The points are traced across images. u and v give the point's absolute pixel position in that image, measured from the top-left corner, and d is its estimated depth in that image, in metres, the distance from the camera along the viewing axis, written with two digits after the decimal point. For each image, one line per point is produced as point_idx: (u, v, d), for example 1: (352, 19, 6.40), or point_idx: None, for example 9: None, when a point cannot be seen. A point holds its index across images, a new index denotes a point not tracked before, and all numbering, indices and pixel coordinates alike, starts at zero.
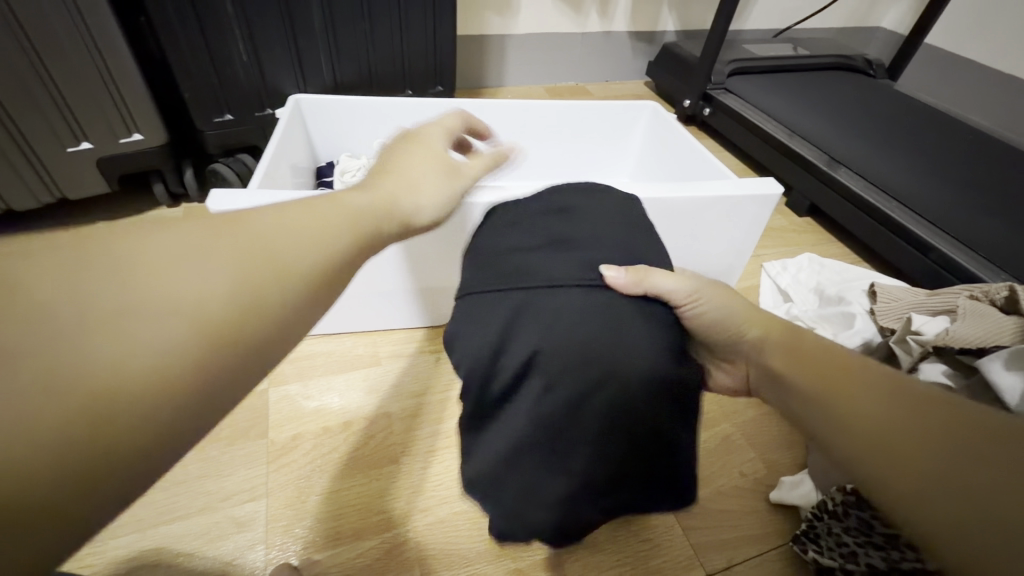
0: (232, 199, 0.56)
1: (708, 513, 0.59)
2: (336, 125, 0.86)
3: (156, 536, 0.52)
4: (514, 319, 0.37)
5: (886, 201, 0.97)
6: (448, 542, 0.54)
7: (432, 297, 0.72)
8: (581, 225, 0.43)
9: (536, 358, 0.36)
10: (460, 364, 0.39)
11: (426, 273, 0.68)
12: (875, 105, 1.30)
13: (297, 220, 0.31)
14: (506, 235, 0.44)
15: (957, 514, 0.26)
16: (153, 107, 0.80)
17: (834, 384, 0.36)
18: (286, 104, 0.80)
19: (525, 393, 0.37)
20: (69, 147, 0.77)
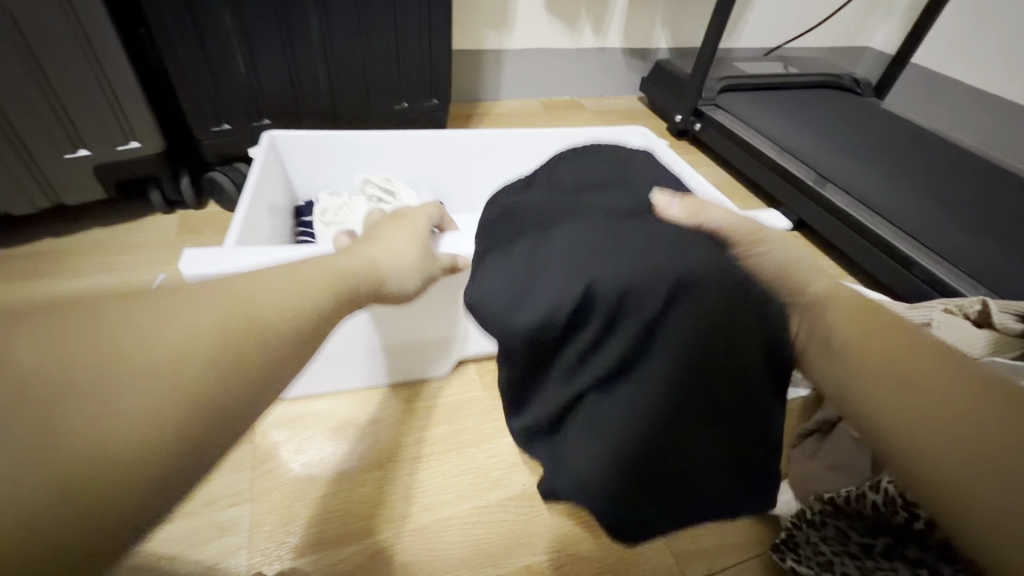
0: (203, 260, 0.54)
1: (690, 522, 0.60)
2: (313, 162, 0.88)
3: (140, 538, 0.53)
4: (553, 262, 0.37)
5: (871, 217, 0.99)
6: (431, 548, 0.55)
7: (424, 350, 0.68)
8: (588, 171, 0.44)
9: (588, 291, 0.34)
10: (512, 322, 0.38)
11: (412, 330, 0.64)
12: (862, 123, 1.33)
13: (283, 288, 0.32)
14: (522, 195, 0.45)
15: (978, 468, 0.25)
16: (151, 116, 0.81)
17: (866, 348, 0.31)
18: (262, 142, 0.81)
19: (585, 333, 0.36)
20: (67, 154, 0.78)
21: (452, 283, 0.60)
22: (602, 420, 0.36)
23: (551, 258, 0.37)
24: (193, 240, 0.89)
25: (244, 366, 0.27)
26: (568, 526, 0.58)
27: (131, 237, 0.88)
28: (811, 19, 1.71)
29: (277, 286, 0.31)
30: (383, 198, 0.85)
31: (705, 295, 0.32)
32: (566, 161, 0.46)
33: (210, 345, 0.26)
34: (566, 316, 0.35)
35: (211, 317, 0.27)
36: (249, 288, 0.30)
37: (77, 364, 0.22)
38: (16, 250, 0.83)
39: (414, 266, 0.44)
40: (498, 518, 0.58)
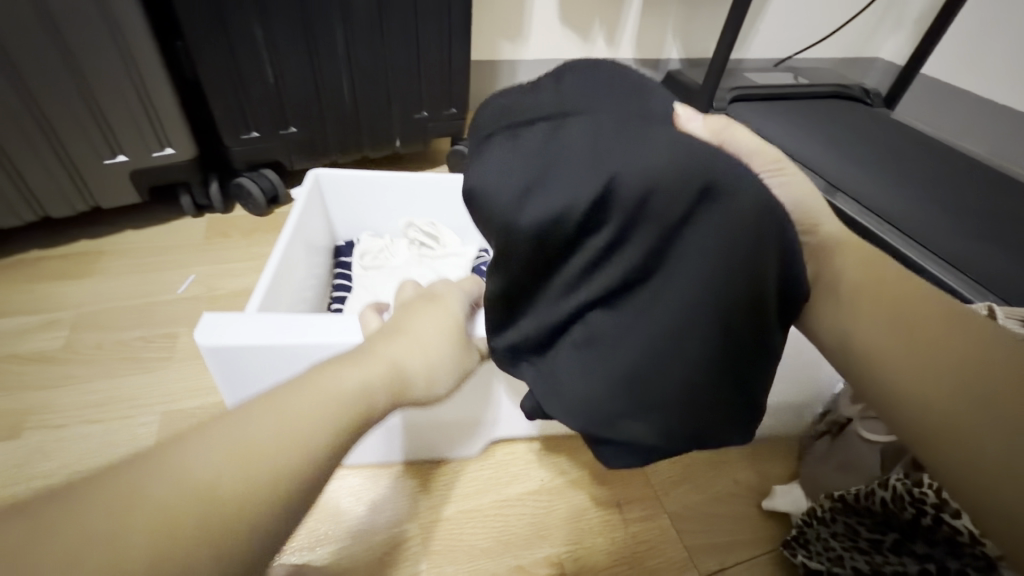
0: (224, 332, 0.51)
1: (704, 518, 0.61)
2: (354, 202, 0.90)
3: None
4: (567, 159, 0.35)
5: (880, 226, 1.02)
6: (452, 540, 0.57)
7: (455, 431, 0.62)
8: (607, 70, 0.40)
9: (610, 187, 0.34)
10: (518, 216, 0.36)
11: (443, 410, 0.58)
12: (871, 133, 1.35)
13: (293, 418, 0.30)
14: (522, 90, 0.41)
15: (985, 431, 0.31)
16: (185, 124, 0.85)
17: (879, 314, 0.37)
18: (305, 180, 0.83)
19: (600, 234, 0.36)
20: (106, 160, 0.82)
21: (486, 365, 0.54)
22: (602, 337, 0.38)
23: (569, 151, 0.35)
24: (220, 242, 0.92)
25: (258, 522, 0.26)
26: (585, 521, 0.60)
27: (161, 240, 0.91)
28: (821, 29, 1.73)
29: (277, 419, 0.29)
30: (426, 243, 0.88)
31: (734, 209, 0.32)
32: (576, 63, 0.41)
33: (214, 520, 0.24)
34: (581, 211, 0.35)
35: (212, 490, 0.25)
36: (260, 427, 0.28)
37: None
38: (54, 251, 0.87)
39: (448, 367, 0.43)
40: (516, 512, 0.60)
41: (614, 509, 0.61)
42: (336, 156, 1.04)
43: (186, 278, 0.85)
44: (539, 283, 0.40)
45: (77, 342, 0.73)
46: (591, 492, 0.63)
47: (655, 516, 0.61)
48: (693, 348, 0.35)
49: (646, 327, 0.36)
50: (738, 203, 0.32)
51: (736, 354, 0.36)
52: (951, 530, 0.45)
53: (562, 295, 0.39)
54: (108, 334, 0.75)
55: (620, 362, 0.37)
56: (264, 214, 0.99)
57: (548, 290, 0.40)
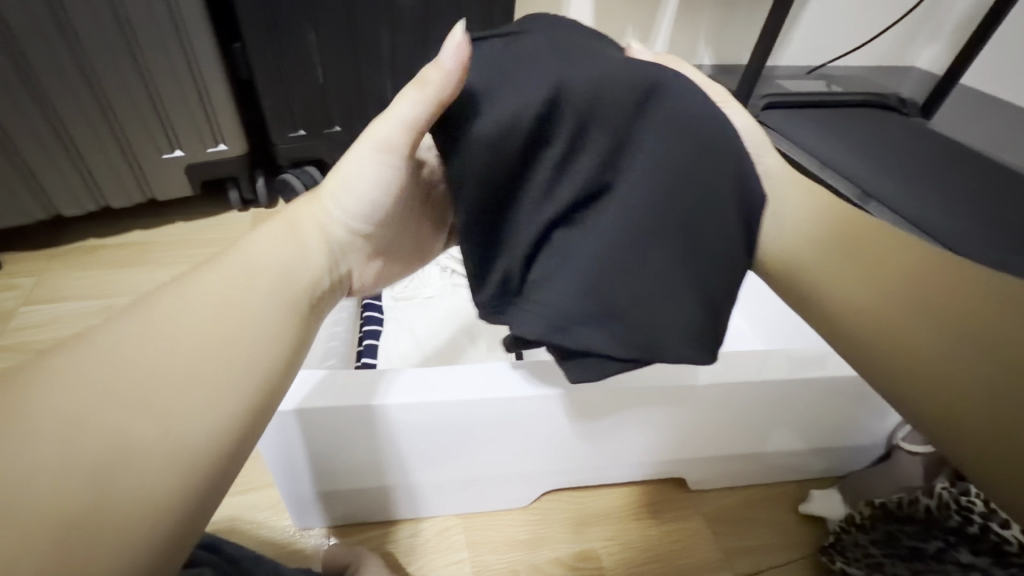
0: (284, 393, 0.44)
1: (738, 520, 0.62)
2: None
3: (229, 504, 0.58)
4: (515, 67, 0.37)
5: (917, 235, 1.01)
6: (491, 531, 0.58)
7: (506, 481, 0.57)
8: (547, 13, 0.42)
9: (560, 93, 0.36)
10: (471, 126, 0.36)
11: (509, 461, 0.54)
12: (908, 142, 1.33)
13: (146, 371, 0.28)
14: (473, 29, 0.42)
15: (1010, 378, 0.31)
16: (237, 122, 0.88)
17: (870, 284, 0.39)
18: None
19: (554, 145, 0.37)
20: (164, 154, 0.86)
21: (569, 412, 0.50)
22: (569, 252, 0.39)
23: (516, 64, 0.37)
24: None
25: (149, 471, 0.26)
26: (621, 519, 0.61)
27: (209, 232, 0.95)
28: (857, 37, 1.71)
29: (113, 376, 0.27)
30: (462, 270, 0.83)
31: (671, 111, 0.37)
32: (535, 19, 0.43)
33: (94, 488, 0.25)
34: (535, 114, 0.36)
35: (75, 463, 0.25)
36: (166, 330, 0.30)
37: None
38: (110, 241, 0.91)
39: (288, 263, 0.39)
40: (552, 506, 0.61)
41: (648, 508, 0.62)
42: None
43: None
44: (503, 206, 0.39)
45: None
46: (627, 490, 0.63)
47: (691, 516, 0.62)
48: (649, 249, 0.38)
49: (610, 236, 0.38)
50: (671, 107, 0.37)
51: (683, 260, 0.39)
52: (998, 538, 0.48)
53: (525, 216, 0.39)
54: None
55: (591, 273, 0.38)
56: None
57: (507, 213, 0.40)
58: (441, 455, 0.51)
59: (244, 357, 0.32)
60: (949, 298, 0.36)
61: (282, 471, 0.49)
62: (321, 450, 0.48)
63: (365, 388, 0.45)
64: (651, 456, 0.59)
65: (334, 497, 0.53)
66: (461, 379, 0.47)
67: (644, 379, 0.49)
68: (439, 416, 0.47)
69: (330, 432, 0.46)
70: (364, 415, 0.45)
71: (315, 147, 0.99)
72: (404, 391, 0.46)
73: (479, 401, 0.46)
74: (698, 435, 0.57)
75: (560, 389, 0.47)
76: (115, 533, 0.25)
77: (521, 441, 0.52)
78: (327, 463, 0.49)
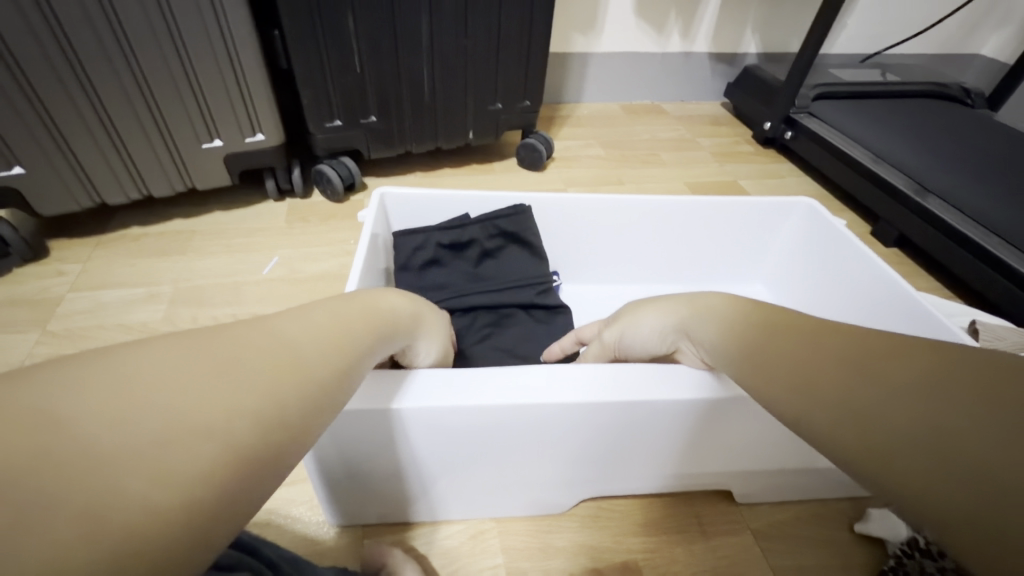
0: None
1: (789, 537, 0.58)
2: (421, 220, 0.77)
3: (268, 498, 0.58)
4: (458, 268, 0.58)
5: (986, 235, 0.93)
6: (528, 535, 0.57)
7: (544, 487, 0.55)
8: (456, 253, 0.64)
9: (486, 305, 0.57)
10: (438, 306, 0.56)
11: (553, 465, 0.52)
12: (973, 136, 1.24)
13: (248, 351, 0.27)
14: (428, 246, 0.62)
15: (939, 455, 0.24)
16: (275, 111, 0.88)
17: (789, 384, 0.32)
18: (371, 201, 0.71)
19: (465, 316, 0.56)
20: (204, 144, 0.86)
21: (617, 423, 0.47)
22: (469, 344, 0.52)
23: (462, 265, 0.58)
24: (301, 227, 0.95)
25: (216, 443, 0.23)
26: (663, 530, 0.58)
27: (248, 222, 0.95)
28: (917, 23, 1.61)
29: (221, 346, 0.26)
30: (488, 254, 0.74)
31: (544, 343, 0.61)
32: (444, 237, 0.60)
33: (174, 436, 0.21)
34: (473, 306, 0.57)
35: (172, 407, 0.22)
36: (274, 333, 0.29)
37: (15, 469, 0.18)
38: (152, 229, 0.92)
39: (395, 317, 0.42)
40: (591, 512, 0.59)
41: (693, 521, 0.59)
42: (411, 147, 1.05)
43: (271, 260, 0.87)
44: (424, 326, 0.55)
45: (174, 315, 0.77)
46: (668, 500, 0.61)
47: (739, 531, 0.59)
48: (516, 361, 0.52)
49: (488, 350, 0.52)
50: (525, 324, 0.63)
51: None
52: None
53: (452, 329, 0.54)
54: (202, 309, 0.78)
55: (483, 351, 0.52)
56: (339, 201, 1.01)
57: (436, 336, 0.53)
58: (472, 460, 0.49)
59: (319, 374, 0.30)
60: (885, 371, 0.28)
61: (319, 471, 0.48)
62: (360, 450, 0.46)
63: (400, 389, 0.44)
64: (696, 467, 0.56)
65: (370, 498, 0.52)
66: (504, 382, 0.45)
67: (691, 391, 0.46)
68: (468, 421, 0.45)
69: (360, 433, 0.45)
70: (407, 416, 0.44)
71: (350, 138, 0.98)
72: (431, 393, 0.44)
73: (525, 407, 0.44)
74: (752, 448, 0.53)
75: (596, 399, 0.45)
76: (160, 489, 0.20)
77: (565, 448, 0.50)
78: (364, 464, 0.48)
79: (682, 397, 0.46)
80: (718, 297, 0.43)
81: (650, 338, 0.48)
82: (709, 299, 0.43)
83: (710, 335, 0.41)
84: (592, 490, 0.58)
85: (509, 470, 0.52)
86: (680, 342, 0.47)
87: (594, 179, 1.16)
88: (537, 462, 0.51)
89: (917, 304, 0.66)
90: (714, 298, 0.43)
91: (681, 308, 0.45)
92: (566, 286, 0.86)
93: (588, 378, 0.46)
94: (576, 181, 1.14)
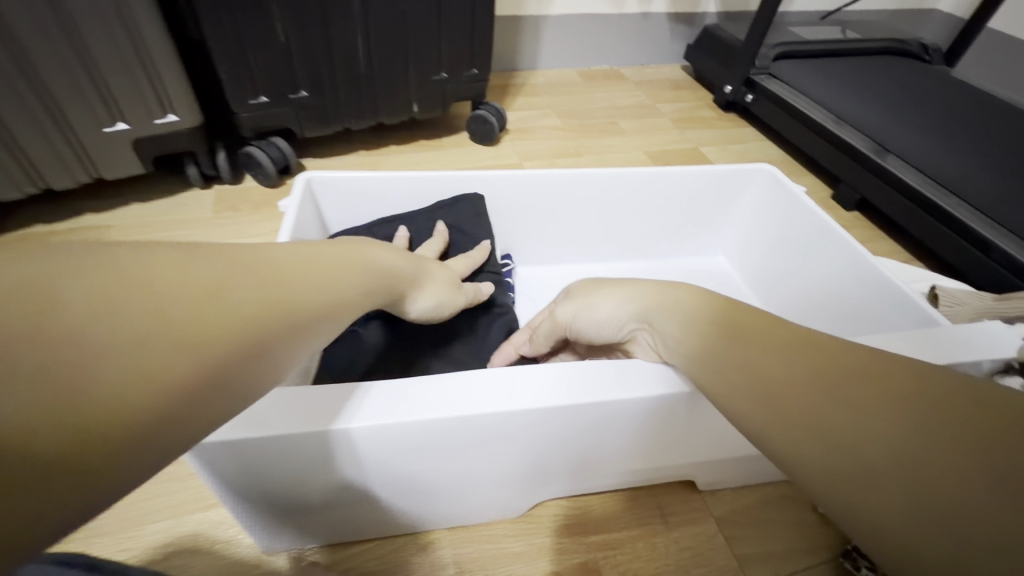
0: (240, 418, 0.37)
1: (754, 522, 0.57)
2: (355, 205, 0.70)
3: (194, 523, 0.53)
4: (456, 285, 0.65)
5: (945, 196, 0.91)
6: (484, 542, 0.53)
7: (501, 492, 0.51)
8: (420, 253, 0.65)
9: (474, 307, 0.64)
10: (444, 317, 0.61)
11: (513, 471, 0.48)
12: (931, 93, 1.22)
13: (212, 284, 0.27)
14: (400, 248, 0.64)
15: (891, 465, 0.25)
16: (187, 89, 0.79)
17: (725, 358, 0.34)
18: (294, 187, 0.64)
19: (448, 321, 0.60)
20: (105, 127, 0.76)
21: (572, 426, 0.43)
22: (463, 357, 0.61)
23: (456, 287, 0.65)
24: (230, 217, 0.87)
25: (154, 377, 0.23)
26: (624, 525, 0.55)
27: (170, 213, 0.86)
28: None
29: (187, 278, 0.26)
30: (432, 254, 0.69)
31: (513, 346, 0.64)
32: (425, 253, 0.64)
33: (117, 364, 0.22)
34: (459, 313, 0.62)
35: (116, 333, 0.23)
36: (247, 270, 0.30)
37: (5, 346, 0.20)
38: (58, 227, 0.82)
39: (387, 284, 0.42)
40: (549, 512, 0.56)
41: (655, 513, 0.56)
42: (350, 124, 0.97)
43: None
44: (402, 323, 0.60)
45: None
46: (629, 493, 0.58)
47: (703, 519, 0.56)
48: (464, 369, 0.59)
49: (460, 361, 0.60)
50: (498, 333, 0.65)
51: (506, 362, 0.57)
52: None
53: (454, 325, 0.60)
54: None
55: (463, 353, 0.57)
56: (274, 185, 0.93)
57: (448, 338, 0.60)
58: (414, 476, 0.45)
59: (281, 320, 0.30)
60: (880, 370, 0.29)
61: (238, 497, 0.43)
62: (286, 474, 0.41)
63: (333, 408, 0.39)
64: (656, 461, 0.53)
65: (300, 521, 0.47)
66: (455, 392, 0.40)
67: (646, 390, 0.42)
68: (411, 437, 0.40)
69: (278, 461, 0.39)
70: (341, 438, 0.39)
71: (280, 117, 0.89)
72: (374, 411, 0.39)
73: (480, 418, 0.40)
74: (712, 439, 0.50)
75: (543, 405, 0.40)
76: (106, 411, 0.22)
77: (525, 452, 0.46)
78: (294, 488, 0.43)
79: (636, 398, 0.42)
80: (679, 292, 0.40)
81: (605, 324, 0.44)
82: (671, 295, 0.40)
83: (665, 331, 0.38)
84: (551, 490, 0.54)
85: (462, 481, 0.47)
86: (638, 329, 0.43)
87: (551, 152, 1.10)
88: (486, 471, 0.47)
89: (882, 275, 0.63)
90: (676, 290, 0.40)
91: (647, 296, 0.41)
92: (521, 269, 0.81)
93: (535, 382, 0.42)
94: (532, 154, 1.08)
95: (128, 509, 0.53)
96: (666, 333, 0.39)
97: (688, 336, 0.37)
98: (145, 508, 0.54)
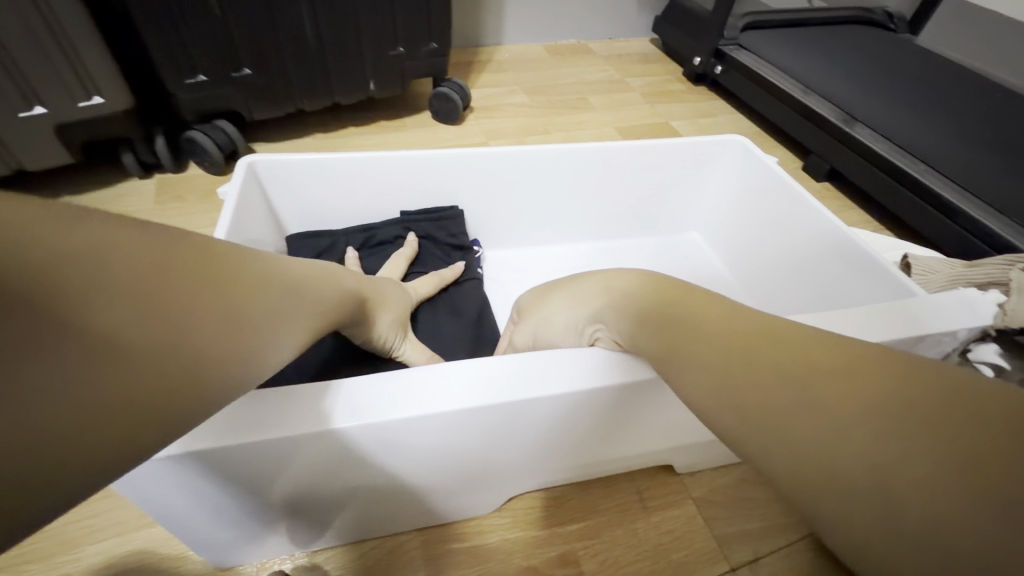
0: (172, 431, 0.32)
1: (733, 502, 0.56)
2: (306, 191, 0.65)
3: (139, 541, 0.48)
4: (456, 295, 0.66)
5: (914, 164, 0.91)
6: (457, 540, 0.51)
7: (468, 489, 0.48)
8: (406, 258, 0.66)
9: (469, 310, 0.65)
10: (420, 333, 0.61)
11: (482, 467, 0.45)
12: (897, 61, 1.22)
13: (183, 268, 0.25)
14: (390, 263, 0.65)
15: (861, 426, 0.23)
16: (113, 67, 0.72)
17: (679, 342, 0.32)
18: (236, 171, 0.59)
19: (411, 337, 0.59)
20: (21, 112, 0.69)
21: (541, 418, 0.41)
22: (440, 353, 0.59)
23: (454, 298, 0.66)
24: (175, 207, 0.80)
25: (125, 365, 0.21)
26: (601, 514, 0.53)
27: (106, 205, 0.80)
28: None
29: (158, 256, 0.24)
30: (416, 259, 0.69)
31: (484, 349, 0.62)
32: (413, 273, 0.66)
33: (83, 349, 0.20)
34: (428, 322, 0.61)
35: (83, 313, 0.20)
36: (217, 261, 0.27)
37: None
38: None
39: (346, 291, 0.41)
40: (524, 505, 0.53)
41: (635, 498, 0.55)
42: (302, 104, 0.91)
43: None
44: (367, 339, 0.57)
45: None
46: (606, 479, 0.56)
47: (682, 502, 0.55)
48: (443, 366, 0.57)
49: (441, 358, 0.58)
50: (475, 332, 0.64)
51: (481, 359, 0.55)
52: None
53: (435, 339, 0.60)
54: None
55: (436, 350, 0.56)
56: (222, 172, 0.87)
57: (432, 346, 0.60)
58: (369, 484, 0.42)
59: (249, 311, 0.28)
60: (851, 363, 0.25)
61: (170, 517, 0.38)
62: (228, 488, 0.37)
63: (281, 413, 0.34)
64: (627, 450, 0.51)
65: (246, 537, 0.43)
66: (419, 386, 0.37)
67: (615, 377, 0.39)
68: (374, 438, 0.36)
69: (218, 478, 0.35)
70: (292, 445, 0.34)
71: (221, 97, 0.83)
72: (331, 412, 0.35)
73: (447, 413, 0.36)
74: (681, 424, 0.48)
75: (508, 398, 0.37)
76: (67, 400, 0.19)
77: (496, 446, 0.43)
78: (237, 503, 0.38)
79: (607, 385, 0.39)
80: (633, 282, 0.39)
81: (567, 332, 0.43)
82: (624, 287, 0.38)
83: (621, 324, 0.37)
84: (520, 484, 0.51)
85: (427, 482, 0.44)
86: (597, 330, 0.41)
87: (518, 130, 1.06)
88: (456, 468, 0.44)
89: (853, 248, 0.62)
90: (628, 281, 0.39)
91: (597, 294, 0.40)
92: (490, 253, 0.78)
93: (495, 372, 0.38)
94: (498, 133, 1.04)
95: (63, 531, 0.49)
96: (622, 325, 0.37)
97: (652, 324, 0.34)
98: (85, 528, 0.49)
